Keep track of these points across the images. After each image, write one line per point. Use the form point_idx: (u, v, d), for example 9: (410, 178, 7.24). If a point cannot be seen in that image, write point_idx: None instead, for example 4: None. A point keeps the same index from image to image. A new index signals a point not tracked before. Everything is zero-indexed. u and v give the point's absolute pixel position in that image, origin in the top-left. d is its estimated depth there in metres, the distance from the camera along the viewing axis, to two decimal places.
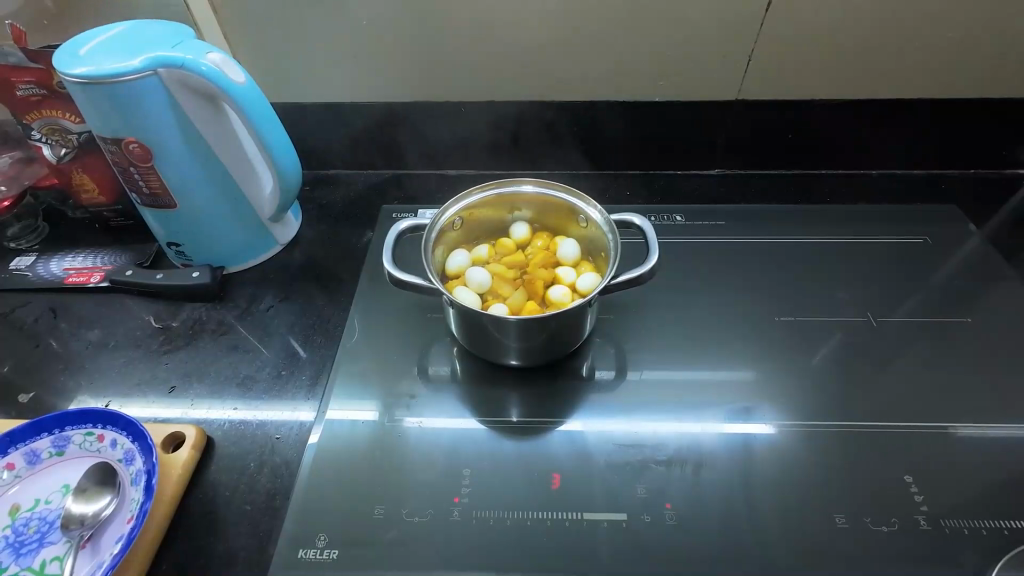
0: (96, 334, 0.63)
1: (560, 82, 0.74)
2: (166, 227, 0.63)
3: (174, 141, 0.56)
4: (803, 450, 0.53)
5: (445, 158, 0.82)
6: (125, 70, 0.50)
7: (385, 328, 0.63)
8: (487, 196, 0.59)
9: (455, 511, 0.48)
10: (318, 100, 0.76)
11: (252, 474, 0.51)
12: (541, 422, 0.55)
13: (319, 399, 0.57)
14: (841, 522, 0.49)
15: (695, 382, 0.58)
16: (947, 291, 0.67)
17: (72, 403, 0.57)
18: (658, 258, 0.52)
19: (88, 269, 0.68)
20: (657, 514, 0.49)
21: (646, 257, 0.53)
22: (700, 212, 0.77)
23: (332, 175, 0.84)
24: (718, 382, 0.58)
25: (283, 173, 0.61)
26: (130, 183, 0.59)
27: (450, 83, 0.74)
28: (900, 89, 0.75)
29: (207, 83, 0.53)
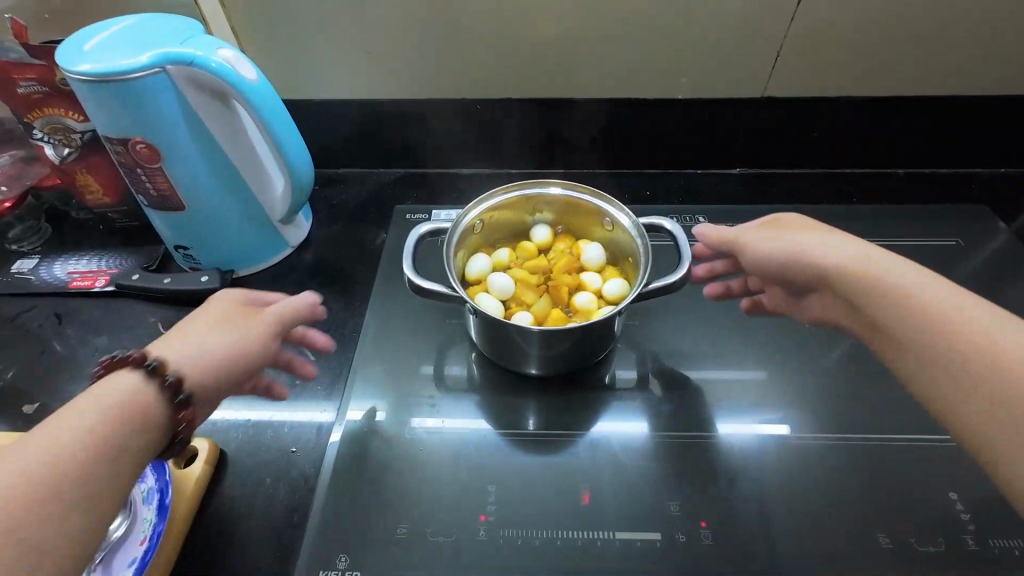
0: (103, 341, 0.61)
1: (579, 80, 0.71)
2: (174, 229, 0.61)
3: (183, 141, 0.54)
4: (839, 462, 0.50)
5: (460, 156, 0.80)
6: (131, 67, 0.48)
7: (402, 333, 0.61)
8: (510, 198, 0.57)
9: (481, 530, 0.46)
10: (329, 98, 0.74)
11: (267, 489, 0.49)
12: (566, 431, 0.53)
13: (336, 401, 0.56)
14: (884, 542, 0.46)
15: (725, 383, 0.56)
16: (981, 295, 0.65)
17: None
18: (689, 263, 0.50)
19: (93, 273, 0.66)
20: (691, 533, 0.46)
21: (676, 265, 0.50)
22: (724, 212, 0.74)
23: (342, 174, 0.81)
24: (748, 383, 0.56)
25: (296, 173, 0.58)
26: (137, 184, 0.57)
27: (466, 79, 0.72)
28: (930, 87, 0.72)
29: (217, 81, 0.50)
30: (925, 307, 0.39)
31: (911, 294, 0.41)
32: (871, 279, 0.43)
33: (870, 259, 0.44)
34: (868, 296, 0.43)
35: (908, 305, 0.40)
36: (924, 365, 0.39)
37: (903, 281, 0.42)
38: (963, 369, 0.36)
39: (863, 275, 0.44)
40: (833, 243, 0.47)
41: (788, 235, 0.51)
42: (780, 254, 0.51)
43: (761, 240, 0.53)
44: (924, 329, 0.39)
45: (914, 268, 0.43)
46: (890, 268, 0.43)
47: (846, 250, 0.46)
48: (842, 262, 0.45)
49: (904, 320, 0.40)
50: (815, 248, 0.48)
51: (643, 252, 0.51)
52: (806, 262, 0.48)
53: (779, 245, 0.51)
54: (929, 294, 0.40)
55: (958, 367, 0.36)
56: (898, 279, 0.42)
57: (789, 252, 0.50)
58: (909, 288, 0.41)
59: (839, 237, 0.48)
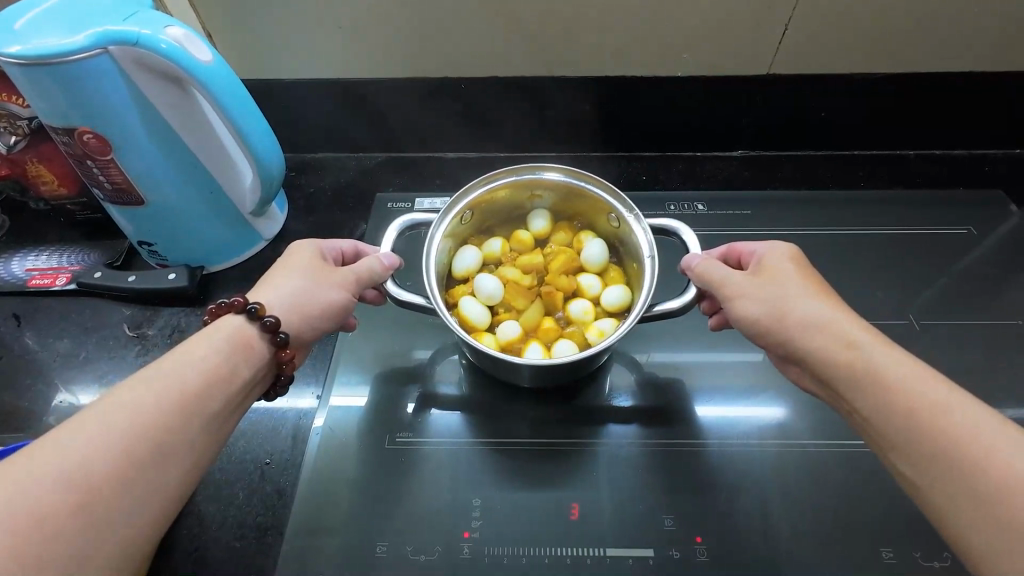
0: (65, 344, 0.58)
1: (570, 57, 0.66)
2: (135, 224, 0.57)
3: (135, 130, 0.49)
4: (841, 471, 0.48)
5: (444, 139, 0.75)
6: (69, 48, 0.43)
7: (383, 333, 0.58)
8: (504, 184, 0.53)
9: (465, 548, 0.44)
10: (301, 77, 0.68)
11: (241, 504, 0.48)
12: (556, 439, 0.50)
13: (321, 384, 0.55)
14: (888, 557, 0.44)
15: (717, 364, 0.55)
16: (988, 286, 0.62)
17: (56, 402, 0.54)
18: (696, 290, 0.49)
19: (53, 270, 0.62)
20: (686, 551, 0.44)
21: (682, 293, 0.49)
22: (724, 198, 0.70)
23: (320, 158, 0.77)
24: (741, 367, 0.55)
25: (263, 164, 0.54)
26: (90, 177, 0.53)
27: (448, 57, 0.66)
28: (948, 63, 0.67)
29: (168, 64, 0.45)
30: (914, 413, 0.35)
31: (898, 390, 0.36)
32: (860, 369, 0.38)
33: (856, 351, 0.39)
34: (850, 379, 0.39)
35: (894, 403, 0.36)
36: (912, 465, 0.35)
37: (893, 375, 0.37)
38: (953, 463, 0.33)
39: (854, 363, 0.39)
40: (820, 319, 0.41)
41: (773, 297, 0.44)
42: (764, 319, 0.44)
43: (745, 294, 0.45)
44: (915, 438, 0.35)
45: (909, 360, 0.38)
46: (878, 358, 0.38)
47: (837, 330, 0.40)
48: (832, 346, 0.40)
49: (895, 419, 0.36)
50: (804, 325, 0.42)
51: (649, 273, 0.48)
52: (795, 341, 0.42)
53: (764, 306, 0.44)
54: (919, 399, 0.35)
55: (959, 476, 0.32)
56: (886, 370, 0.37)
57: (776, 315, 0.43)
58: (899, 388, 0.36)
59: (826, 306, 0.42)
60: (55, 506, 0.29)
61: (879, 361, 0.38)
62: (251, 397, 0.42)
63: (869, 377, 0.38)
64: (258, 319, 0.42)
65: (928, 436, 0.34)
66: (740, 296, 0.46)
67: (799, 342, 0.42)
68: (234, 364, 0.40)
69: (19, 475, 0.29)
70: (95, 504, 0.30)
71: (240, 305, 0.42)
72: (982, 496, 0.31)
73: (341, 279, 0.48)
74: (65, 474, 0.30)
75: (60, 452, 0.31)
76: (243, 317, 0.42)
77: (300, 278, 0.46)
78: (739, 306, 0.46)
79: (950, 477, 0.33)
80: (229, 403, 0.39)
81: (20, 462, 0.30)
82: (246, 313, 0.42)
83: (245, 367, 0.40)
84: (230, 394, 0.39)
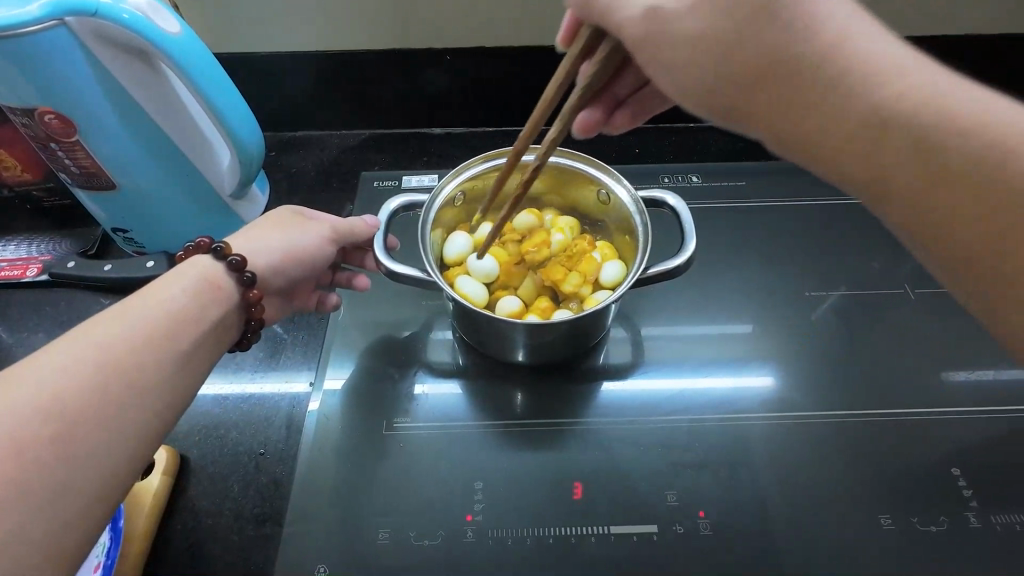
0: (41, 338, 0.55)
1: (557, 24, 0.64)
2: (108, 211, 0.54)
3: (100, 109, 0.46)
4: (839, 441, 0.49)
5: (429, 114, 0.72)
6: (18, 19, 0.40)
7: (374, 317, 0.57)
8: (493, 166, 0.51)
9: (468, 531, 0.44)
10: (276, 53, 0.65)
11: (236, 496, 0.47)
12: (551, 420, 0.50)
13: (313, 370, 0.54)
14: (886, 523, 0.45)
15: (710, 335, 0.55)
16: None
17: None
18: (695, 245, 0.46)
19: (23, 261, 0.59)
20: (689, 524, 0.45)
21: (681, 245, 0.47)
22: (718, 170, 0.69)
23: (300, 137, 0.73)
24: (735, 339, 0.55)
25: (241, 142, 0.51)
26: (55, 161, 0.50)
27: (429, 25, 0.64)
28: None
29: (132, 35, 0.42)
30: (825, 103, 0.33)
31: (931, 130, 0.31)
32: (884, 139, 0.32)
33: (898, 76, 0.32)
34: (772, 43, 0.33)
35: (940, 167, 0.31)
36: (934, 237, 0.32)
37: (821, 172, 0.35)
38: (932, 162, 0.31)
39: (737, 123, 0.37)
40: (901, 65, 0.32)
41: None
42: (726, 49, 0.34)
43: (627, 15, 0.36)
44: (937, 216, 0.32)
45: (907, 80, 0.32)
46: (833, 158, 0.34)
47: (843, 12, 0.34)
48: (695, 74, 0.36)
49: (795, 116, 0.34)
50: (817, 9, 0.33)
51: (642, 230, 0.47)
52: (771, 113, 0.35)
53: None
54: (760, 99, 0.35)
55: (898, 175, 0.32)
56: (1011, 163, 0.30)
57: (285, 253, 0.46)
58: (946, 141, 0.31)
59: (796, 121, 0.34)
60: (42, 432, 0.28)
61: (951, 98, 0.31)
62: (224, 339, 0.40)
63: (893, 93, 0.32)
64: (224, 258, 0.41)
65: (938, 168, 0.31)
66: (658, 50, 0.36)
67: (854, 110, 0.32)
68: (202, 305, 0.39)
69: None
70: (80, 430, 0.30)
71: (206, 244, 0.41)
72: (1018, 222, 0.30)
73: (317, 228, 0.49)
74: (39, 405, 0.29)
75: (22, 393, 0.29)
76: (211, 257, 0.41)
77: (276, 223, 0.48)
78: None
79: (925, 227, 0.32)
80: (197, 344, 0.37)
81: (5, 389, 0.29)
82: (212, 254, 0.41)
83: (213, 308, 0.39)
84: (199, 333, 0.37)
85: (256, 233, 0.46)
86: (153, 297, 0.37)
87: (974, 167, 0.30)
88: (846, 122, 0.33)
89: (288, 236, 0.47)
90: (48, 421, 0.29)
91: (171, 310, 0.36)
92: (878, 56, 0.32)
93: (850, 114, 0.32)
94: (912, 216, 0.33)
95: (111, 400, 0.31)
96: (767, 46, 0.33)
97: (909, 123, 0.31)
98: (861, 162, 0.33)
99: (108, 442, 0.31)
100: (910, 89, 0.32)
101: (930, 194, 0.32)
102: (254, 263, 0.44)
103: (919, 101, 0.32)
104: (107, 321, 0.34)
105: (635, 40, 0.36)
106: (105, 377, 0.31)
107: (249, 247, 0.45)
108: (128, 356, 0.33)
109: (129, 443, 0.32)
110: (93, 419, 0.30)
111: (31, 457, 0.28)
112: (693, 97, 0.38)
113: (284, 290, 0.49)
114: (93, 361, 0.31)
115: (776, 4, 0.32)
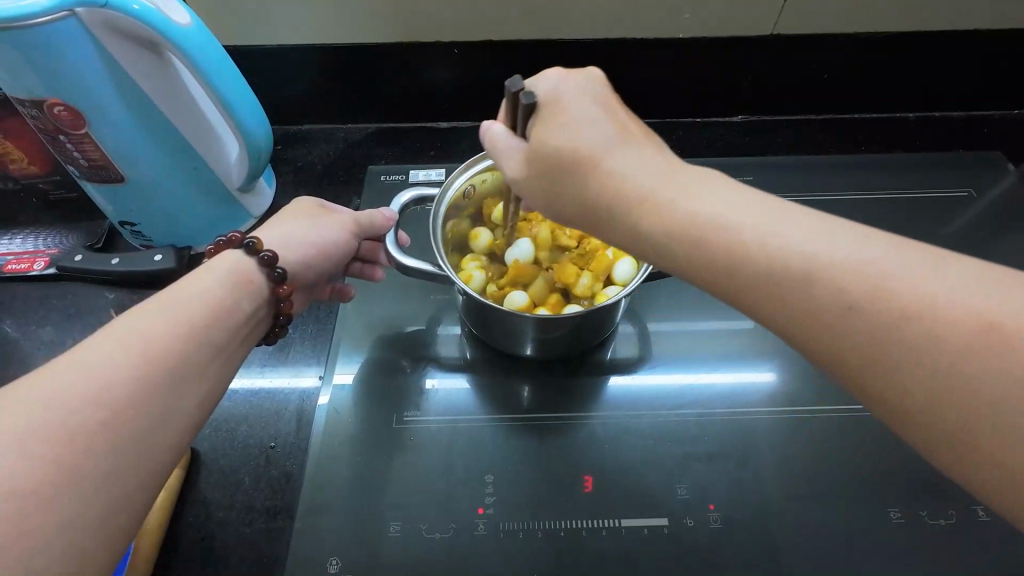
0: (49, 332, 0.55)
1: (565, 17, 0.64)
2: (116, 204, 0.54)
3: (111, 102, 0.46)
4: (847, 435, 0.49)
5: (435, 108, 0.72)
6: (29, 10, 0.40)
7: (383, 311, 0.57)
8: None
9: (480, 524, 0.44)
10: (282, 45, 0.65)
11: (247, 489, 0.47)
12: (561, 414, 0.50)
13: (322, 364, 0.54)
14: (894, 517, 0.45)
15: (718, 330, 0.55)
16: (986, 244, 0.62)
17: None
18: None
19: (30, 255, 0.59)
20: (698, 517, 0.45)
21: None
22: (724, 165, 0.69)
23: (306, 131, 0.73)
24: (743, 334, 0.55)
25: (251, 135, 0.51)
26: (64, 154, 0.49)
27: (437, 21, 0.63)
28: (946, 20, 0.66)
29: (143, 27, 0.42)
30: (657, 203, 0.32)
31: (828, 268, 0.28)
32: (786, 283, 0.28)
33: (861, 270, 0.27)
34: (580, 191, 0.34)
35: (912, 348, 0.26)
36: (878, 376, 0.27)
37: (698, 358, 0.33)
38: (875, 350, 0.27)
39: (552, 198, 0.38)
40: (722, 210, 0.31)
41: (579, 118, 0.35)
42: (558, 191, 0.36)
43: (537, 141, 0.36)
44: (868, 328, 0.27)
45: (753, 228, 0.30)
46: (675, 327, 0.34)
47: (608, 137, 0.34)
48: (542, 191, 0.37)
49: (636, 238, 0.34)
50: (595, 164, 0.34)
51: None
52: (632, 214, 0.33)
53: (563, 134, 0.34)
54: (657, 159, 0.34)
55: (862, 367, 0.28)
56: (863, 265, 0.27)
57: (312, 248, 0.46)
58: (843, 284, 0.27)
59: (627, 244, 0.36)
60: (88, 422, 0.28)
61: (782, 225, 0.29)
62: (253, 334, 0.40)
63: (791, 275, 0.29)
64: (255, 254, 0.41)
65: (834, 318, 0.28)
66: (522, 192, 0.39)
67: (662, 222, 0.32)
68: (236, 299, 0.39)
69: (44, 392, 0.28)
70: (123, 421, 0.30)
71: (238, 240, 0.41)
72: (919, 344, 0.26)
73: (343, 223, 0.49)
74: (84, 394, 0.29)
75: (68, 382, 0.29)
76: (241, 253, 0.41)
77: (303, 219, 0.47)
78: (553, 96, 0.36)
79: (812, 326, 0.28)
80: (231, 337, 0.37)
81: (52, 378, 0.29)
82: (243, 249, 0.41)
83: (245, 303, 0.39)
84: (233, 326, 0.37)
85: (286, 228, 0.46)
86: (189, 289, 0.37)
87: (851, 283, 0.27)
88: (788, 308, 0.29)
89: (317, 231, 0.47)
90: (90, 412, 0.29)
91: (208, 304, 0.36)
92: (660, 189, 0.32)
93: (791, 283, 0.28)
94: (896, 400, 0.27)
95: (151, 391, 0.31)
96: (591, 198, 0.34)
97: (832, 293, 0.28)
98: (793, 296, 0.28)
99: (144, 433, 0.30)
100: (782, 218, 0.30)
101: (927, 405, 0.26)
102: (286, 258, 0.44)
103: (771, 261, 0.29)
104: (146, 312, 0.34)
105: (518, 191, 0.39)
106: (147, 367, 0.31)
107: (280, 241, 0.45)
108: (168, 347, 0.33)
109: (163, 434, 0.31)
110: (135, 410, 0.30)
111: (75, 446, 0.28)
112: (535, 198, 0.38)
113: (310, 284, 0.49)
114: (135, 352, 0.31)
115: (589, 158, 0.34)
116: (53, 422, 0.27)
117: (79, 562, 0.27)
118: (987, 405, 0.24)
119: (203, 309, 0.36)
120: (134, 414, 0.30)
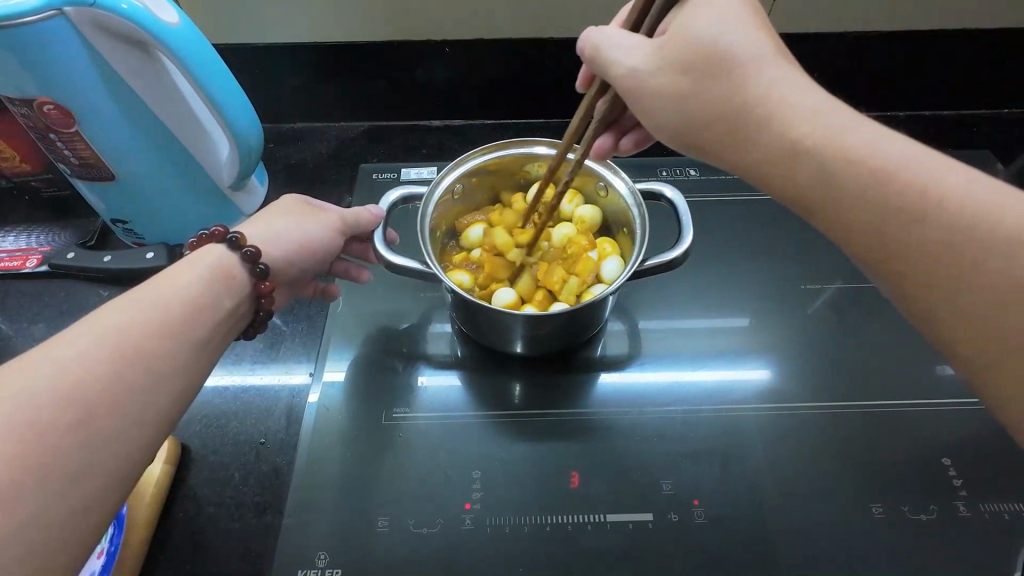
0: (41, 329, 0.55)
1: (556, 16, 0.64)
2: (107, 202, 0.54)
3: (100, 100, 0.46)
4: (833, 431, 0.50)
5: (428, 106, 0.72)
6: (19, 9, 0.40)
7: (374, 308, 0.57)
8: (493, 159, 0.52)
9: (466, 519, 0.45)
10: (275, 44, 0.65)
11: (237, 485, 0.47)
12: (548, 411, 0.50)
13: (313, 362, 0.54)
14: (877, 512, 0.46)
15: (707, 328, 0.56)
16: None
17: None
18: (692, 238, 0.47)
19: (22, 252, 0.59)
20: (683, 513, 0.45)
21: (678, 239, 0.48)
22: (716, 164, 0.69)
23: (299, 129, 0.73)
24: (731, 331, 0.56)
25: (241, 133, 0.51)
26: (55, 152, 0.50)
27: (429, 17, 0.64)
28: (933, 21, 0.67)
29: (131, 27, 0.42)
30: (728, 126, 0.36)
31: (853, 151, 0.33)
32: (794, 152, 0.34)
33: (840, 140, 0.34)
34: (721, 91, 0.35)
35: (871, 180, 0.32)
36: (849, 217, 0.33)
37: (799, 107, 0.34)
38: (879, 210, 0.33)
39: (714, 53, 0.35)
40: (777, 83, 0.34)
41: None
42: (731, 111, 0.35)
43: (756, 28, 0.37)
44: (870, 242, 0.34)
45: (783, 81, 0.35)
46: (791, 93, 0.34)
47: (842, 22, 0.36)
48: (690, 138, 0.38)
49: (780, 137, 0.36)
50: (745, 68, 0.35)
51: (640, 223, 0.48)
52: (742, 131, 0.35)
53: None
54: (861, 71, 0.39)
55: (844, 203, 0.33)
56: (867, 154, 0.33)
57: (296, 244, 0.46)
58: (830, 149, 0.33)
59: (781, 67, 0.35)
60: (59, 421, 0.29)
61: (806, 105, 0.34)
62: (234, 330, 0.40)
63: (807, 130, 0.34)
64: (238, 249, 0.42)
65: (835, 167, 0.33)
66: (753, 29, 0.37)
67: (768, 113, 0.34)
68: (215, 294, 0.39)
69: (16, 389, 0.29)
70: (96, 419, 0.30)
71: (221, 234, 0.42)
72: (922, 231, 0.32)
73: (327, 220, 0.49)
74: (56, 392, 0.29)
75: (41, 379, 0.29)
76: (225, 247, 0.42)
77: (289, 215, 0.48)
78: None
79: (819, 204, 0.34)
80: (210, 333, 0.37)
81: (23, 375, 0.29)
82: (225, 243, 0.42)
83: (225, 299, 0.39)
84: (213, 322, 0.38)
85: (268, 223, 0.46)
86: (167, 284, 0.37)
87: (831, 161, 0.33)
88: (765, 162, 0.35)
89: (298, 228, 0.47)
90: (61, 411, 0.29)
91: (185, 299, 0.37)
92: None
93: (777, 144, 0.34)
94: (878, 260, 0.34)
95: (126, 389, 0.32)
96: (718, 100, 0.35)
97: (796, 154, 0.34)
98: (756, 147, 0.35)
99: (118, 430, 0.31)
100: None
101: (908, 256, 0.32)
102: (268, 253, 0.44)
103: (769, 122, 0.34)
104: (121, 307, 0.34)
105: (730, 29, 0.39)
106: (121, 364, 0.32)
107: (265, 236, 0.45)
108: (143, 343, 0.33)
109: (137, 432, 0.32)
110: (108, 408, 0.31)
111: (45, 444, 0.28)
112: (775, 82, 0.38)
113: (292, 281, 0.49)
114: (109, 347, 0.32)
115: None
116: (23, 420, 0.28)
117: (50, 555, 0.27)
118: (968, 267, 0.31)
119: (180, 305, 0.36)
120: (105, 412, 0.30)
